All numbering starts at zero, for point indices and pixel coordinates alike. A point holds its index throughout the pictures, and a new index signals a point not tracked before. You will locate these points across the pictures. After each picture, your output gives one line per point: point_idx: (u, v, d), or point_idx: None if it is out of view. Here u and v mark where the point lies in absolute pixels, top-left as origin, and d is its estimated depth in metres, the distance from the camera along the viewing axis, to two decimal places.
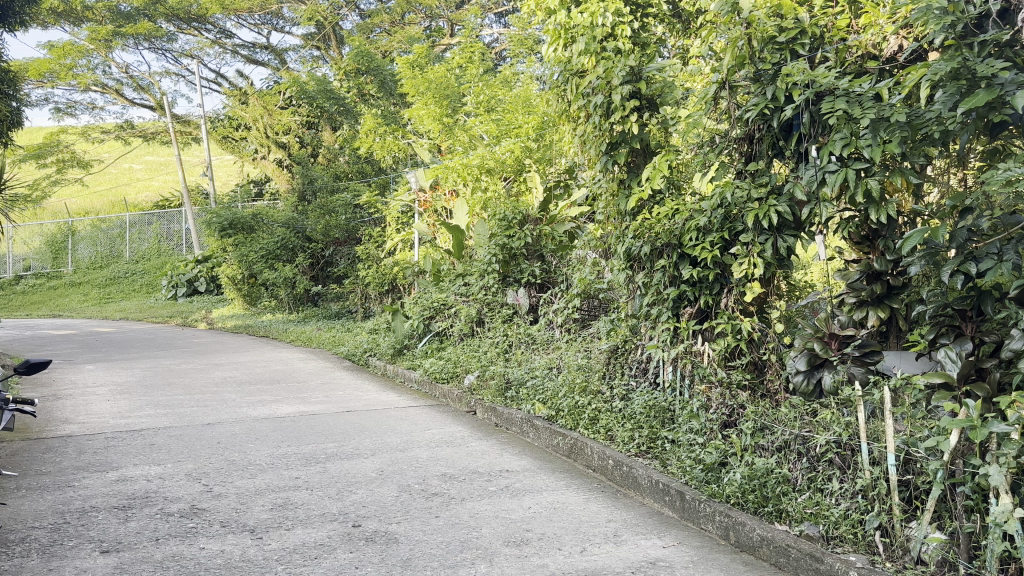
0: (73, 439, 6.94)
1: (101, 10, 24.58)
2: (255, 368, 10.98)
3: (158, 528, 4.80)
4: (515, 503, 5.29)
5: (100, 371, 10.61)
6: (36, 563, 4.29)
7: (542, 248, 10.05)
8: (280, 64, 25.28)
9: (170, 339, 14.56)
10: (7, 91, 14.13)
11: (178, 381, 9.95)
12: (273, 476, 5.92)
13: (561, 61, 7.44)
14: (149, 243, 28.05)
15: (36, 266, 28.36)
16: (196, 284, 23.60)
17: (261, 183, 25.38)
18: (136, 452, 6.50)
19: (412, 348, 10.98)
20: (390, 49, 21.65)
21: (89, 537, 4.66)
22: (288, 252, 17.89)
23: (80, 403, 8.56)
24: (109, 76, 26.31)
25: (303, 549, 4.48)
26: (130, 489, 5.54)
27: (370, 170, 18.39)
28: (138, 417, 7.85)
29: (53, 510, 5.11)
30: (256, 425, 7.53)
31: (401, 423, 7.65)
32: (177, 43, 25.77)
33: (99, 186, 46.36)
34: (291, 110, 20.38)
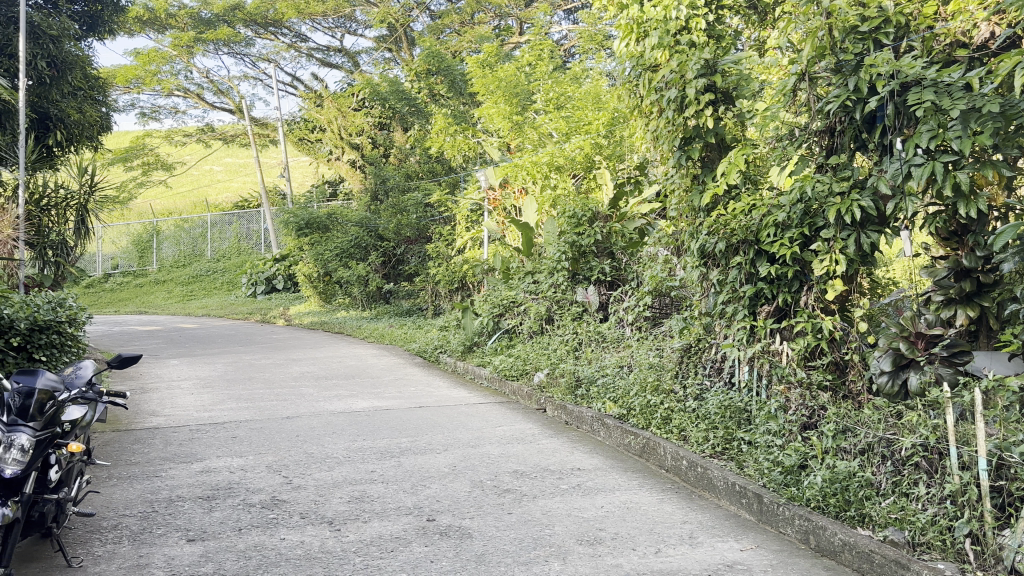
0: (160, 431, 7.20)
1: (184, 17, 25.41)
2: (330, 364, 11.22)
3: (241, 519, 4.94)
4: (587, 501, 5.26)
5: (184, 366, 11.00)
6: (127, 549, 4.46)
7: (612, 246, 9.93)
8: (353, 66, 25.75)
9: (251, 336, 14.98)
10: (97, 97, 14.75)
11: (257, 376, 10.22)
12: (349, 469, 6.02)
13: (633, 56, 7.32)
14: (230, 243, 28.98)
15: (123, 265, 29.50)
16: (274, 282, 24.25)
17: (336, 183, 25.88)
18: (219, 445, 6.71)
19: (482, 345, 11.04)
20: (460, 49, 21.76)
21: (176, 525, 4.83)
22: (361, 250, 18.20)
23: (166, 396, 8.89)
24: (191, 81, 27.24)
25: (379, 542, 4.55)
26: (214, 480, 5.72)
27: (440, 169, 18.52)
28: (220, 410, 8.10)
29: (142, 499, 5.31)
30: (332, 419, 7.69)
31: (472, 419, 7.70)
32: (255, 48, 26.47)
33: (183, 188, 48.04)
34: (363, 112, 20.74)
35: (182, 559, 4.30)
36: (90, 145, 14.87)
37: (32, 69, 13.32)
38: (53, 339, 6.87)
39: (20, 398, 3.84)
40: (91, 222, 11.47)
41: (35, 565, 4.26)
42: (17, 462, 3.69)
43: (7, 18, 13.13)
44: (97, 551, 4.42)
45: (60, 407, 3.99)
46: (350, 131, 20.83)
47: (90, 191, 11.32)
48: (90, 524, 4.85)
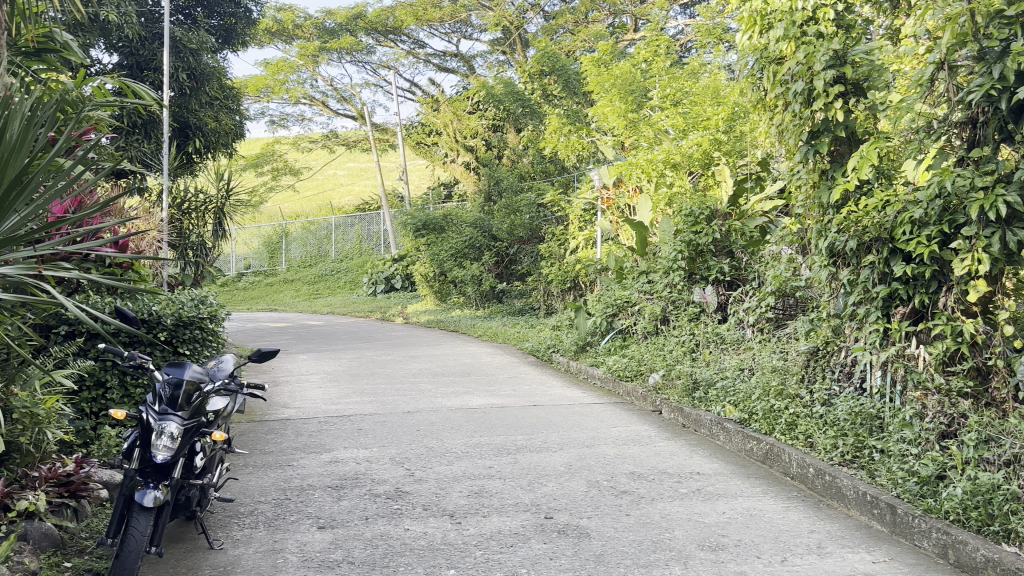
0: (291, 423, 7.55)
1: (310, 27, 26.53)
2: (447, 361, 11.45)
3: (367, 508, 5.12)
4: (708, 506, 5.16)
5: (311, 361, 11.50)
6: (263, 534, 4.71)
7: (731, 244, 9.69)
8: (468, 70, 26.14)
9: (371, 333, 15.48)
10: (232, 106, 15.63)
11: (378, 371, 10.57)
12: (468, 464, 6.14)
13: (757, 49, 7.13)
14: (353, 243, 29.84)
15: (255, 265, 31.25)
16: (393, 281, 24.96)
17: (451, 185, 26.36)
18: (345, 437, 6.97)
19: (595, 345, 11.00)
20: (574, 48, 21.69)
21: (308, 513, 5.06)
22: (476, 250, 18.45)
23: (296, 389, 9.32)
24: (316, 89, 28.42)
25: (499, 537, 4.62)
26: (342, 470, 5.96)
27: (553, 169, 18.56)
28: (346, 403, 8.42)
29: (275, 487, 5.59)
30: (449, 415, 7.85)
31: (587, 419, 7.69)
32: (375, 55, 27.31)
33: (309, 191, 50.20)
34: (477, 115, 21.09)
35: (314, 545, 4.50)
36: (225, 152, 15.77)
37: (175, 81, 14.26)
38: (196, 334, 7.28)
39: (169, 389, 4.11)
40: (227, 224, 12.16)
41: (181, 545, 4.56)
42: (167, 448, 3.98)
43: (153, 35, 14.12)
44: (235, 535, 4.68)
45: (204, 398, 4.25)
46: (465, 133, 21.21)
47: (227, 195, 11.99)
48: (229, 509, 5.15)
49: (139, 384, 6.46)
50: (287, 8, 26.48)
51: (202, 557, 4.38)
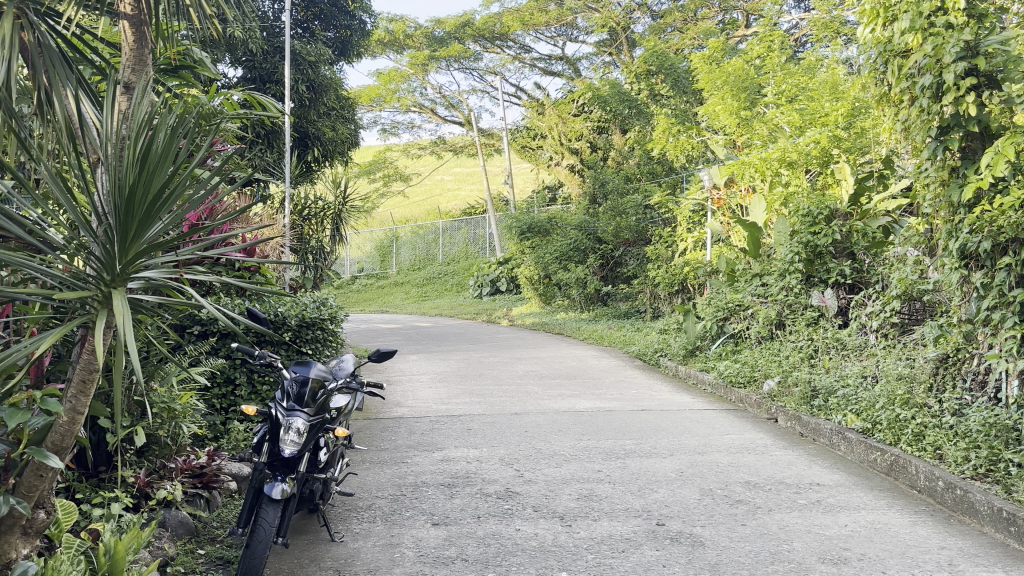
0: (404, 421, 7.75)
1: (420, 37, 27.17)
2: (553, 364, 11.47)
3: (479, 507, 5.21)
4: (829, 519, 4.98)
5: (422, 361, 11.79)
6: (381, 528, 4.86)
7: (853, 246, 9.35)
8: (574, 73, 26.13)
9: (477, 335, 15.68)
10: (347, 116, 16.21)
11: (486, 373, 10.70)
12: (577, 467, 6.15)
13: (880, 42, 6.86)
14: (460, 247, 30.46)
15: (368, 268, 32.26)
16: (498, 284, 25.24)
17: (555, 188, 26.43)
18: (456, 436, 7.10)
19: (705, 350, 10.78)
20: (682, 47, 21.31)
21: (423, 509, 5.19)
22: (581, 253, 18.42)
23: (408, 388, 9.55)
24: (425, 97, 29.10)
25: (611, 541, 4.60)
26: (454, 469, 6.07)
27: (661, 170, 18.32)
28: (456, 404, 8.58)
29: (391, 483, 5.77)
30: (557, 418, 7.87)
31: (699, 425, 7.56)
32: (482, 61, 27.70)
33: (419, 196, 51.36)
34: (583, 117, 21.14)
35: (429, 541, 4.61)
36: (341, 159, 16.37)
37: (295, 93, 14.92)
38: (318, 334, 7.63)
39: (296, 386, 4.33)
40: (343, 229, 12.61)
41: (304, 537, 4.76)
42: (294, 443, 4.17)
43: (275, 48, 14.82)
44: (355, 529, 4.85)
45: (328, 395, 4.42)
46: (570, 136, 21.38)
47: (343, 201, 12.44)
48: (348, 503, 5.34)
49: (265, 382, 6.84)
50: (399, 18, 27.24)
51: (324, 549, 4.56)
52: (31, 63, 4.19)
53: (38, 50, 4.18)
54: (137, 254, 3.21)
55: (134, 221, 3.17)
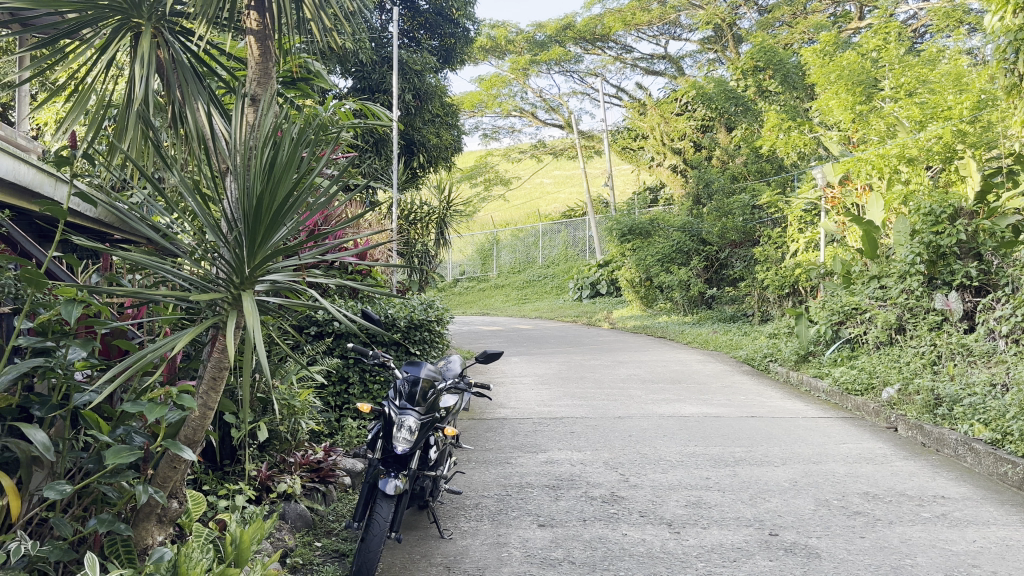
0: (508, 422, 7.82)
1: (522, 41, 27.38)
2: (657, 368, 11.32)
3: (585, 510, 5.20)
4: (956, 534, 4.73)
5: (525, 363, 11.86)
6: (488, 527, 4.92)
7: (979, 246, 8.83)
8: (677, 72, 25.73)
9: (578, 338, 15.63)
10: (451, 122, 16.53)
11: (589, 376, 10.67)
12: (684, 473, 6.05)
13: (1010, 31, 6.49)
14: (559, 250, 30.12)
15: (469, 271, 32.79)
16: (598, 287, 25.11)
17: (657, 189, 26.08)
18: (560, 438, 7.11)
19: (818, 355, 10.41)
20: (791, 42, 20.62)
21: (528, 510, 5.22)
22: (684, 254, 18.14)
23: (511, 390, 9.64)
24: (526, 101, 29.30)
25: (721, 550, 4.51)
26: (558, 471, 6.09)
27: (770, 169, 17.77)
28: (559, 406, 8.59)
29: (497, 483, 5.83)
30: (662, 422, 7.77)
31: (813, 433, 7.31)
32: (583, 64, 27.67)
33: (521, 199, 51.68)
34: (686, 116, 21.00)
35: (535, 542, 4.64)
36: (444, 165, 16.71)
37: (401, 101, 15.33)
38: (426, 335, 7.82)
39: (408, 385, 4.47)
40: (447, 233, 12.86)
41: (415, 533, 4.88)
42: (407, 440, 4.26)
43: (383, 58, 15.26)
44: (463, 526, 4.94)
45: (438, 395, 4.53)
46: (673, 136, 21.30)
47: (447, 206, 12.69)
48: (456, 501, 5.44)
49: (376, 381, 7.06)
50: (501, 24, 27.55)
51: (434, 546, 4.65)
52: (167, 78, 4.56)
53: (172, 65, 4.55)
54: (264, 259, 3.35)
55: (261, 228, 3.31)
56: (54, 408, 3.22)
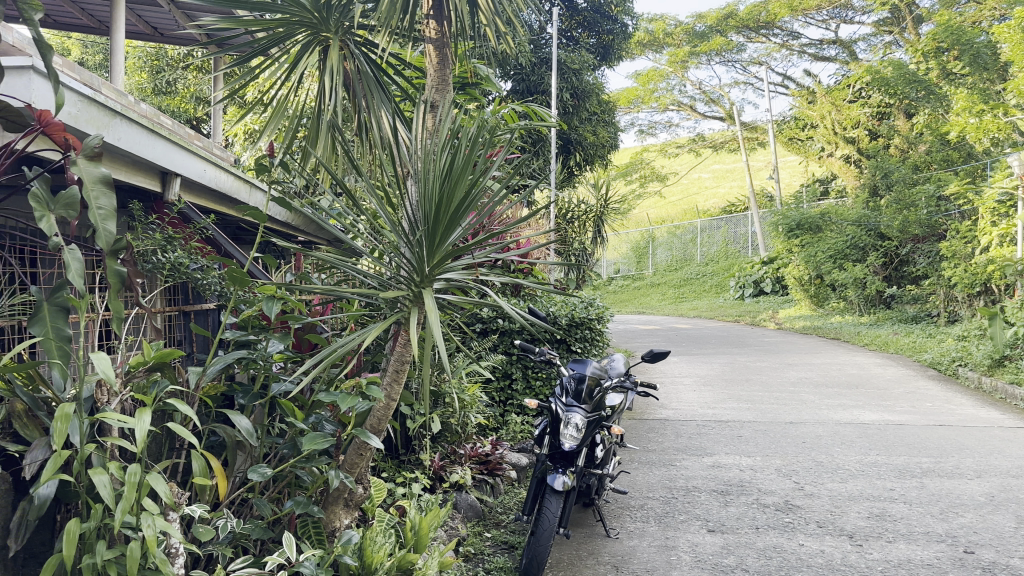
0: (671, 424, 7.70)
1: (681, 33, 26.81)
2: (830, 371, 10.77)
3: (757, 518, 5.03)
4: None
5: (686, 363, 11.62)
6: (655, 530, 4.86)
7: None
8: (849, 57, 24.32)
9: (742, 338, 15.14)
10: (608, 119, 16.52)
11: (755, 378, 10.31)
12: (865, 483, 5.72)
13: None
14: (719, 246, 29.36)
15: (625, 269, 32.50)
16: (763, 285, 24.17)
17: (828, 182, 24.77)
18: (726, 442, 6.92)
19: (1016, 361, 9.55)
20: (981, 18, 18.92)
21: (697, 514, 5.12)
22: (859, 251, 17.34)
23: (672, 390, 9.49)
24: (685, 94, 28.67)
25: (910, 566, 4.23)
26: (726, 476, 5.93)
27: (958, 157, 16.40)
28: (724, 408, 8.37)
29: (662, 485, 5.75)
30: (838, 429, 7.39)
31: (1012, 445, 6.71)
32: (746, 52, 26.80)
33: (677, 195, 50.52)
34: (860, 103, 19.94)
35: (706, 547, 4.54)
36: (601, 162, 16.68)
37: (559, 100, 15.44)
38: (586, 333, 7.85)
39: (574, 382, 4.49)
40: (605, 231, 12.83)
41: (582, 530, 4.90)
42: (574, 438, 4.26)
43: (541, 59, 15.44)
44: (629, 527, 4.91)
45: (604, 393, 4.52)
46: (845, 124, 20.37)
47: (604, 204, 12.68)
48: (622, 501, 5.42)
49: (539, 377, 7.18)
50: (659, 17, 27.14)
51: (601, 544, 4.66)
52: (353, 89, 4.90)
53: (357, 75, 4.89)
54: (442, 258, 3.48)
55: (440, 227, 3.43)
56: (255, 397, 3.49)
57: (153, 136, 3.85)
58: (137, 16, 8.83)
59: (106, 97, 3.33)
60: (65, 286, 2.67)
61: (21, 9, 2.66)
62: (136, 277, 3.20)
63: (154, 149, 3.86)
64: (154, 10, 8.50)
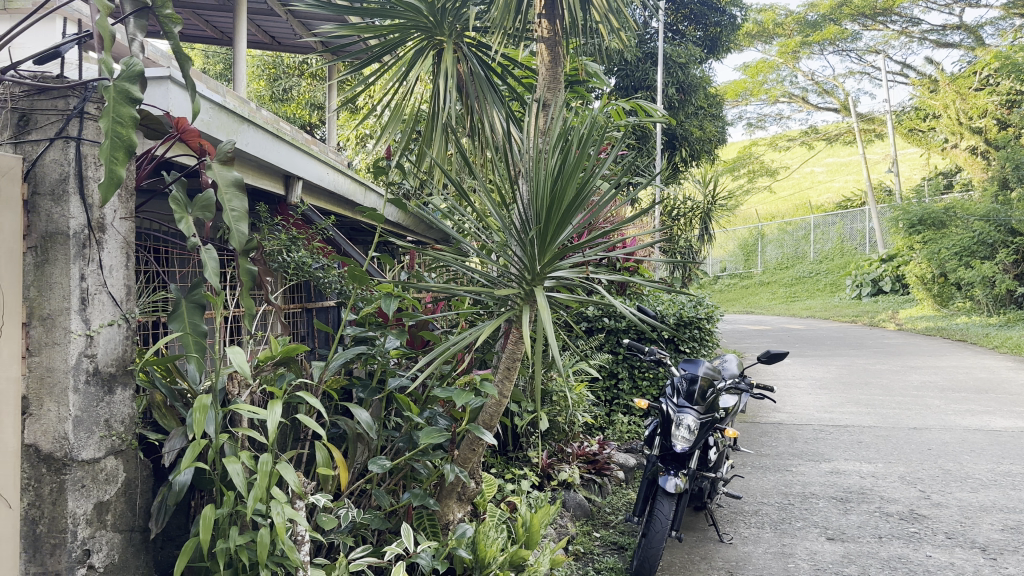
0: (785, 428, 7.46)
1: (791, 23, 25.88)
2: (957, 375, 10.19)
3: (880, 527, 4.82)
4: None
5: (799, 365, 11.23)
6: (771, 536, 4.73)
7: None
8: (975, 43, 22.99)
9: (860, 339, 14.51)
10: (715, 113, 16.17)
11: (874, 381, 9.87)
12: (999, 494, 5.39)
13: None
14: (834, 244, 28.25)
15: (731, 267, 31.65)
16: (881, 284, 23.04)
17: (952, 174, 23.47)
18: (845, 448, 6.65)
19: None
20: None
21: (815, 521, 4.95)
22: (988, 248, 16.32)
23: (786, 393, 9.18)
24: (796, 85, 27.74)
25: None
26: (846, 483, 5.70)
27: None
28: (841, 412, 8.05)
29: (778, 491, 5.58)
30: (967, 436, 6.98)
31: None
32: (862, 41, 25.76)
33: (786, 189, 48.90)
34: (987, 91, 18.84)
35: (825, 556, 4.38)
36: (708, 158, 16.34)
37: (664, 96, 15.23)
38: (695, 333, 7.69)
39: (686, 383, 4.40)
40: (713, 228, 12.56)
41: (693, 534, 4.82)
42: (686, 439, 4.19)
43: (647, 54, 15.26)
44: (744, 532, 4.78)
45: (717, 394, 4.41)
46: (971, 114, 19.30)
47: (712, 200, 12.43)
48: (736, 505, 5.29)
49: (645, 377, 7.07)
50: (769, 8, 26.31)
51: (714, 548, 4.56)
52: (466, 91, 4.97)
53: (470, 77, 4.96)
54: (553, 257, 3.48)
55: (551, 226, 3.42)
56: (373, 391, 3.59)
57: (276, 141, 4.01)
58: (257, 26, 9.22)
59: (235, 104, 3.50)
60: (202, 283, 2.81)
61: (162, 22, 2.82)
62: (266, 276, 3.37)
63: (278, 154, 4.03)
64: (273, 20, 8.85)
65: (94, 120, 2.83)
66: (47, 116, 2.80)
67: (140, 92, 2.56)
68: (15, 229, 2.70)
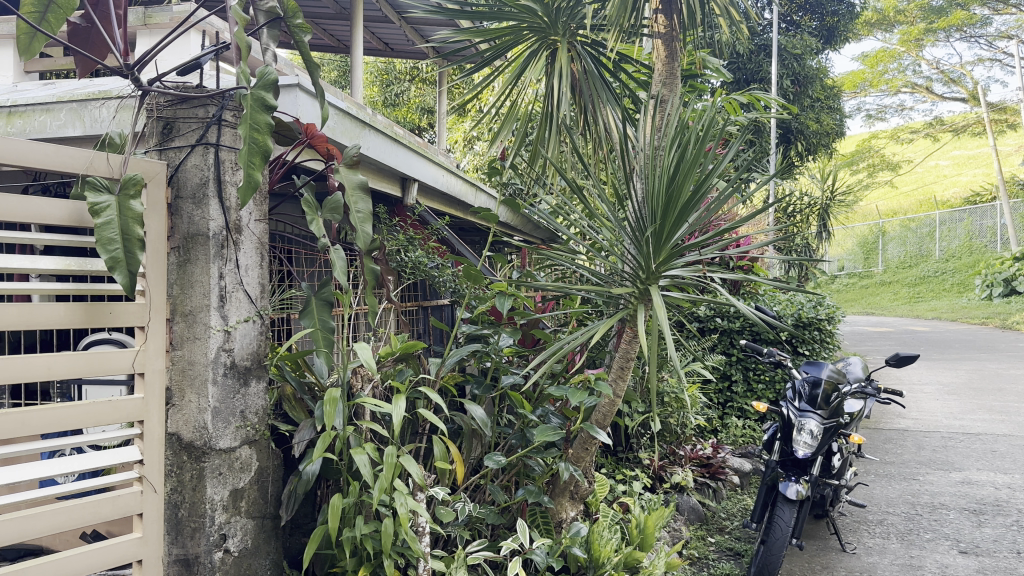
0: (911, 435, 7.11)
1: (914, 9, 24.52)
2: None
3: (1019, 542, 4.52)
4: None
5: (925, 369, 10.67)
6: (897, 547, 4.51)
7: None
8: None
9: (992, 342, 13.65)
10: (832, 106, 15.58)
11: (1008, 386, 9.27)
12: None
13: None
14: (961, 241, 26.69)
15: (849, 266, 30.37)
16: (1014, 284, 21.60)
17: None
18: (978, 457, 6.28)
19: None
20: None
21: (945, 533, 4.69)
22: None
23: (910, 398, 8.75)
24: (919, 75, 26.26)
25: None
26: (979, 494, 5.38)
27: None
28: (973, 420, 7.60)
29: (904, 500, 5.32)
30: None
31: None
32: (992, 26, 24.35)
33: (909, 184, 46.64)
34: None
35: (958, 570, 4.14)
36: (825, 152, 15.74)
37: (780, 88, 14.79)
38: (814, 335, 7.43)
39: (809, 387, 4.22)
40: (831, 226, 12.11)
41: (814, 542, 4.67)
42: (808, 445, 4.07)
43: (760, 47, 14.86)
44: (868, 543, 4.59)
45: (842, 398, 4.21)
46: None
47: (831, 196, 11.99)
48: (858, 514, 5.09)
49: (761, 380, 6.89)
50: None
51: (836, 558, 4.40)
52: (580, 90, 4.97)
53: (584, 76, 4.96)
54: (668, 255, 3.42)
55: (667, 223, 3.37)
56: (488, 388, 3.67)
57: (393, 144, 4.11)
58: (372, 33, 9.50)
59: (357, 108, 3.61)
60: (330, 282, 2.93)
61: (292, 32, 2.97)
62: (388, 275, 3.47)
63: (395, 157, 4.14)
64: (387, 27, 9.10)
65: (231, 127, 2.99)
66: (188, 123, 2.98)
67: (274, 99, 2.68)
68: (162, 231, 2.88)
